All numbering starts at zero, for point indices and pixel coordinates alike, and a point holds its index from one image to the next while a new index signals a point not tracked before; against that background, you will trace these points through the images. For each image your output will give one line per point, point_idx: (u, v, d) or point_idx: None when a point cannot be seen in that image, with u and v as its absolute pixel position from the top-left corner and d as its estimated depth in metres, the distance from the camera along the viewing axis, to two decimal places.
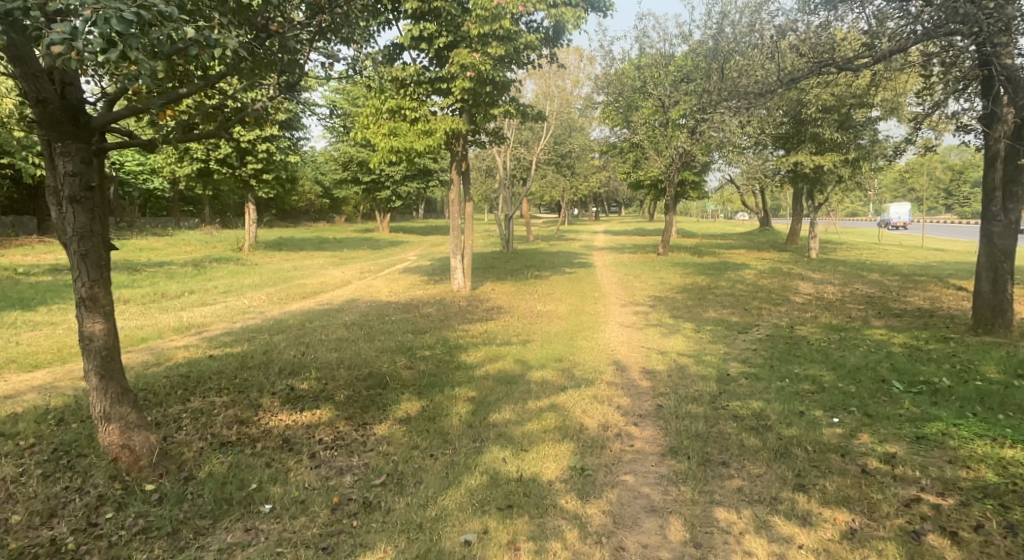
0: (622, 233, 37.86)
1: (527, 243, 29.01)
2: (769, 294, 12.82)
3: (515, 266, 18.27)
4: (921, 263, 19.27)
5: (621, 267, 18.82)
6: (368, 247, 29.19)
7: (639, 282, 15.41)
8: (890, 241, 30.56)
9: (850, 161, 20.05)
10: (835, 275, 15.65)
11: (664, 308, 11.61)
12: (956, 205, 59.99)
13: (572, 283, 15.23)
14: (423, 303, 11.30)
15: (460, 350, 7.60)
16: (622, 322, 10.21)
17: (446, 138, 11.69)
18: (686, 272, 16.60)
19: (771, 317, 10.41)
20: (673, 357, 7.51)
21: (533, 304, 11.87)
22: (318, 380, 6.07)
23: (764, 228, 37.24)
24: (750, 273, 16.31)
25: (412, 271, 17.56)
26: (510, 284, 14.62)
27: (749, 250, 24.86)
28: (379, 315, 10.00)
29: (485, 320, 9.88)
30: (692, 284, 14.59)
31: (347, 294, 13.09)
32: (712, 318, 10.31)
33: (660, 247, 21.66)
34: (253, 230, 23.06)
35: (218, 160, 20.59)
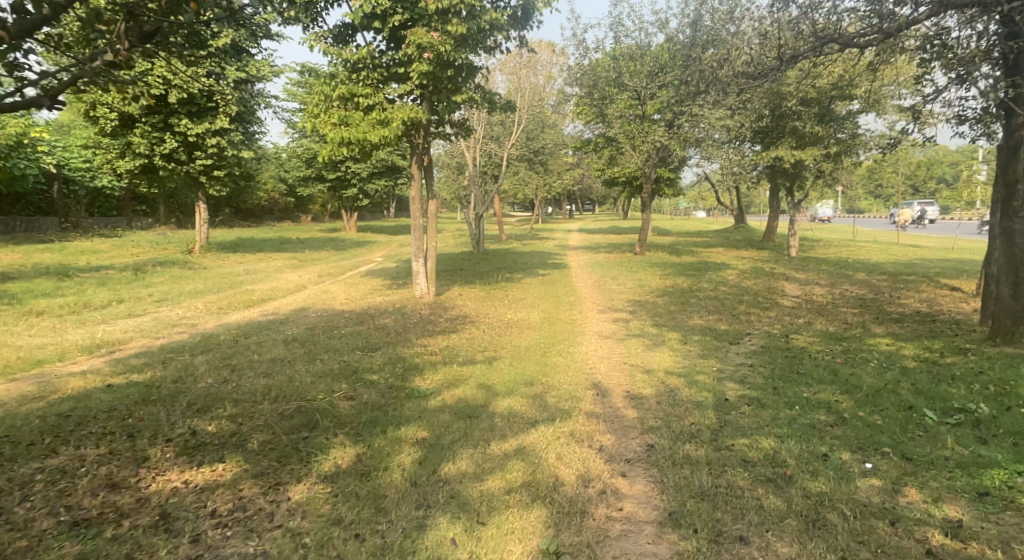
0: (597, 231, 37.07)
1: (499, 242, 27.98)
2: (756, 297, 11.97)
3: (486, 267, 17.21)
4: (903, 260, 18.71)
5: (596, 268, 17.87)
6: (332, 247, 27.82)
7: (616, 284, 14.46)
8: (866, 238, 30.22)
9: (830, 156, 19.44)
10: (820, 275, 14.92)
11: (645, 314, 10.66)
12: (925, 201, 60.56)
13: (545, 287, 14.21)
14: (380, 313, 10.16)
15: (414, 371, 6.51)
16: (601, 332, 9.21)
17: (404, 129, 10.58)
18: (665, 273, 15.73)
19: (762, 324, 9.53)
20: (661, 377, 6.53)
21: (502, 311, 10.81)
22: (231, 418, 4.94)
23: (739, 225, 36.80)
24: (732, 273, 15.49)
25: (375, 274, 16.38)
26: (479, 288, 13.55)
27: (728, 248, 24.15)
28: (327, 328, 8.84)
29: (447, 332, 8.80)
30: (673, 286, 13.69)
31: (298, 302, 11.87)
32: (699, 325, 9.38)
33: (637, 246, 20.79)
34: (205, 231, 21.57)
35: (164, 155, 19.12)
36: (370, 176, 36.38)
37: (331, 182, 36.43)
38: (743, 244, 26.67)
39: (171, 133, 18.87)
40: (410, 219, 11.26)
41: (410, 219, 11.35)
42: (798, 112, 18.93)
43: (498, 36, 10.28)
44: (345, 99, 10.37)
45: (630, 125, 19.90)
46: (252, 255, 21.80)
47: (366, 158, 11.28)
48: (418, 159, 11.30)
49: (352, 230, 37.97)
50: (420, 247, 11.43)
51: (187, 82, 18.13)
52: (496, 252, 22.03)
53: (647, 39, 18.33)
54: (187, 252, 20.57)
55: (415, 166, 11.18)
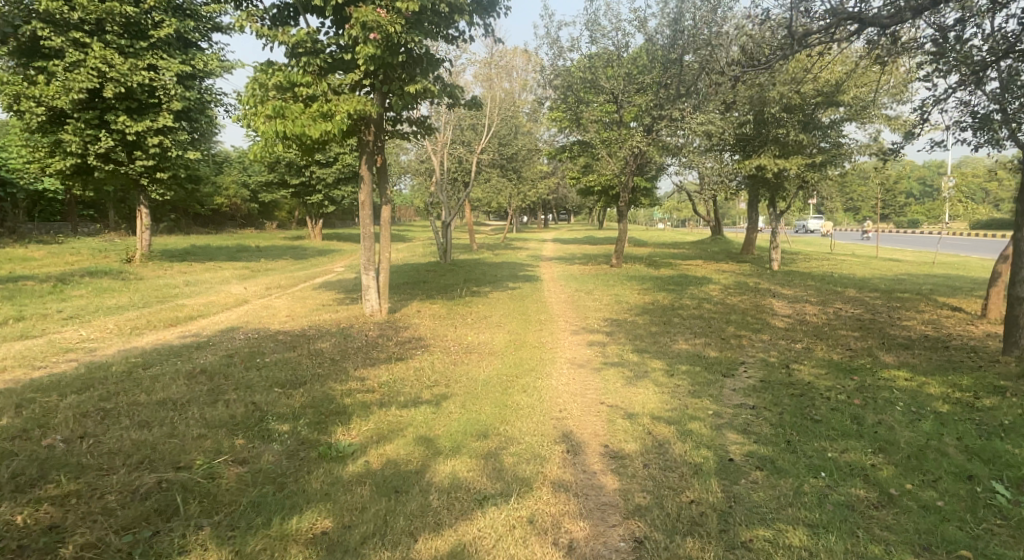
0: (572, 241, 36.01)
1: (469, 253, 26.65)
2: (745, 317, 10.88)
3: (451, 280, 15.87)
4: (890, 276, 17.91)
5: (570, 281, 16.69)
6: (291, 256, 26.21)
7: (591, 300, 13.26)
8: (844, 251, 29.58)
9: (813, 166, 18.61)
10: (807, 292, 13.95)
11: (623, 337, 9.48)
12: (896, 214, 60.94)
13: (514, 303, 12.95)
14: (322, 334, 8.82)
15: (339, 417, 5.20)
16: (573, 359, 7.97)
17: (351, 124, 9.29)
18: (644, 288, 14.63)
19: (756, 350, 8.41)
20: (646, 424, 5.33)
21: (463, 333, 9.52)
22: (61, 501, 3.56)
23: (715, 237, 36.09)
24: (715, 288, 14.43)
25: (328, 287, 14.92)
26: (441, 304, 12.23)
27: (706, 260, 23.20)
28: (251, 354, 7.48)
29: (394, 360, 7.48)
30: (653, 303, 12.54)
31: (232, 319, 10.45)
32: (685, 352, 8.23)
33: (613, 257, 19.68)
34: (147, 238, 19.84)
35: (99, 155, 17.47)
36: (335, 182, 34.78)
37: (295, 187, 34.81)
38: (721, 256, 25.78)
39: (107, 131, 17.22)
40: (360, 227, 9.87)
41: (360, 227, 9.95)
42: (780, 119, 18.07)
43: (459, 21, 9.09)
44: (281, 88, 9.04)
45: (606, 130, 18.87)
46: (201, 265, 20.19)
47: (308, 157, 9.95)
48: (368, 159, 9.89)
49: (317, 238, 36.31)
50: (371, 258, 10.04)
51: (126, 75, 16.61)
52: (464, 263, 20.72)
53: (624, 39, 17.29)
54: (126, 261, 18.88)
55: (364, 167, 9.78)
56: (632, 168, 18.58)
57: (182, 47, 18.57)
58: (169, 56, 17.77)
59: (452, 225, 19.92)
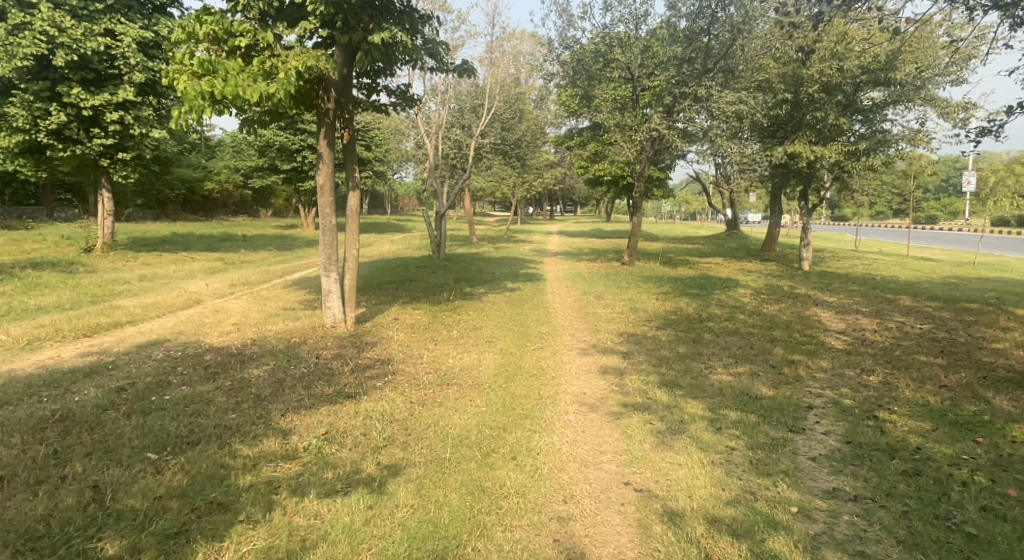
0: (579, 234, 34.02)
1: (468, 246, 24.66)
2: (790, 334, 8.91)
3: (440, 279, 13.89)
4: (939, 280, 15.84)
5: (577, 281, 14.76)
6: (276, 247, 24.35)
7: (602, 307, 11.31)
8: (870, 249, 27.47)
9: (851, 154, 16.53)
10: (853, 300, 11.97)
11: (645, 359, 7.53)
12: (915, 210, 58.53)
13: (510, 308, 11.02)
14: (262, 354, 6.94)
15: (219, 518, 3.34)
16: (581, 397, 6.04)
17: (305, 87, 7.34)
18: (663, 292, 12.67)
19: (820, 386, 6.46)
20: (698, 537, 3.47)
21: (443, 352, 7.61)
22: None
23: (731, 231, 33.97)
24: (746, 294, 12.45)
25: (300, 285, 12.98)
26: (423, 310, 10.32)
27: (726, 258, 21.20)
28: (151, 387, 5.57)
29: (341, 396, 5.58)
30: (676, 312, 10.57)
31: (165, 328, 8.56)
32: (729, 387, 6.29)
33: (625, 254, 17.71)
34: (109, 225, 17.93)
35: (51, 132, 15.54)
36: None
37: (286, 173, 32.93)
38: (740, 254, 23.70)
39: (59, 104, 15.28)
40: (319, 219, 7.94)
41: (320, 219, 7.97)
42: (817, 100, 15.85)
43: None
44: (213, 40, 7.06)
45: (619, 113, 16.84)
46: (171, 256, 18.38)
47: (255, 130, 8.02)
48: (330, 132, 7.81)
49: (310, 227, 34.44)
50: (334, 257, 8.13)
51: (79, 41, 14.66)
52: (460, 258, 18.79)
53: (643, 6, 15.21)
54: (87, 250, 17.07)
55: (323, 143, 7.74)
56: (649, 156, 16.56)
57: (145, 10, 16.62)
58: (129, 20, 15.80)
59: (447, 217, 17.98)
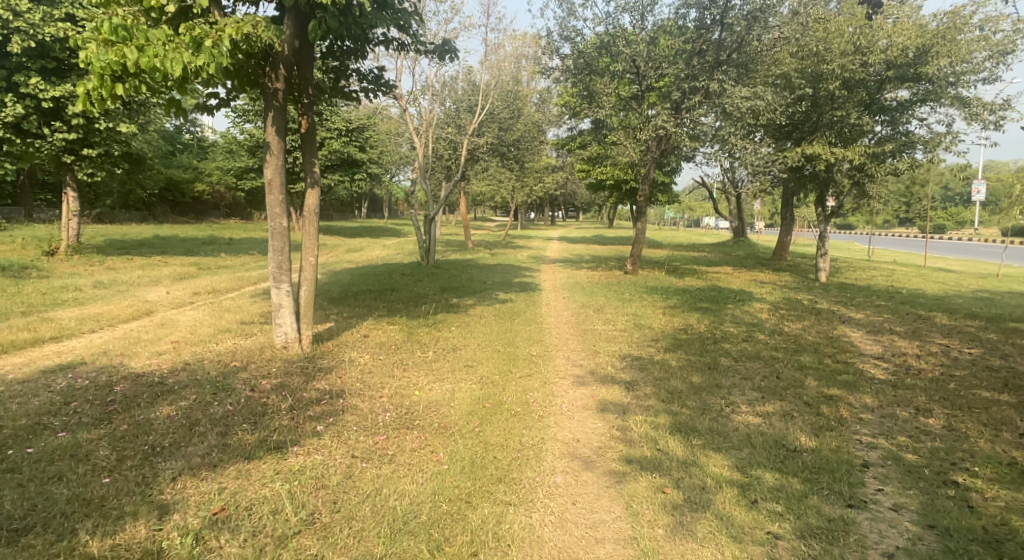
0: (581, 240, 32.85)
1: (463, 252, 23.43)
2: (821, 359, 7.66)
3: (425, 289, 12.66)
4: (970, 294, 14.59)
5: (575, 291, 13.53)
6: (260, 250, 23.18)
7: (602, 323, 10.06)
8: (884, 259, 26.24)
9: (874, 157, 15.30)
10: (883, 318, 10.74)
11: (652, 391, 6.28)
12: (923, 219, 57.28)
13: (498, 324, 9.75)
14: (186, 384, 5.72)
15: None
16: (573, 446, 4.77)
17: (244, 60, 6.08)
18: (670, 306, 11.44)
19: (872, 433, 5.23)
20: None
21: (411, 380, 6.36)
22: None
23: (738, 239, 32.76)
24: (762, 310, 11.22)
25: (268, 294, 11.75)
26: (398, 326, 9.08)
27: (735, 267, 19.99)
28: (18, 433, 4.36)
29: (263, 446, 4.33)
30: (686, 331, 9.33)
31: (91, 346, 7.34)
32: (758, 435, 5.05)
33: (628, 262, 16.47)
34: (74, 226, 16.73)
35: (8, 126, 14.33)
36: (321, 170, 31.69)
37: None
38: (749, 263, 22.46)
39: (16, 95, 13.96)
40: (267, 221, 6.68)
41: (269, 222, 6.71)
42: (838, 97, 14.59)
43: None
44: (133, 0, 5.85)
45: (622, 110, 15.63)
46: (142, 260, 17.20)
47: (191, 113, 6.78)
48: (280, 117, 6.56)
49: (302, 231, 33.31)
50: (286, 266, 6.85)
51: (37, 26, 13.51)
52: (452, 265, 17.57)
53: None
54: (49, 253, 15.89)
55: (271, 130, 6.49)
56: (655, 156, 15.34)
57: None
58: None
59: (438, 221, 16.78)
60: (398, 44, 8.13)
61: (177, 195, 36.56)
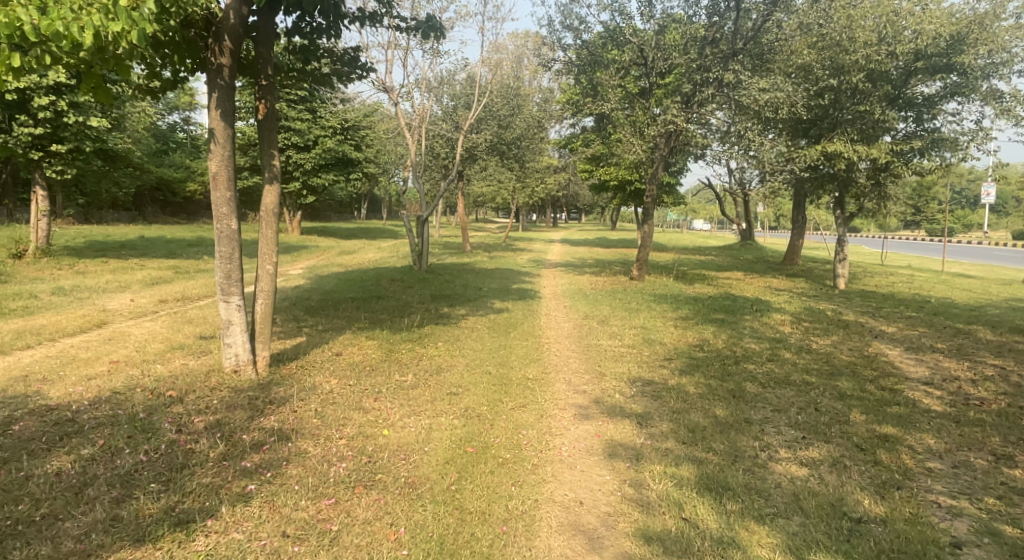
0: (583, 243, 31.80)
1: (461, 255, 22.40)
2: (863, 385, 6.59)
3: (414, 297, 11.61)
4: (1004, 303, 13.51)
5: (578, 300, 12.48)
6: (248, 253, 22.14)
7: (607, 337, 9.00)
8: (899, 263, 25.29)
9: (897, 154, 14.27)
10: (918, 332, 9.69)
11: (670, 429, 5.21)
12: (931, 223, 56.16)
13: (490, 338, 8.69)
14: (100, 422, 4.68)
15: None
16: (575, 515, 3.75)
17: (177, 26, 5.03)
18: (682, 317, 10.38)
19: (951, 492, 4.16)
20: None
21: (380, 414, 5.30)
22: None
23: (745, 243, 31.69)
24: (783, 322, 10.17)
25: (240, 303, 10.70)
26: (377, 342, 8.01)
27: (745, 273, 18.90)
28: None
29: (166, 522, 3.31)
30: (702, 347, 8.28)
31: (13, 368, 6.30)
32: (809, 499, 3.98)
33: (633, 267, 15.39)
34: (44, 227, 15.70)
35: None
36: (315, 169, 30.71)
37: None
38: (759, 267, 21.41)
39: None
40: (213, 223, 5.64)
41: (216, 224, 5.65)
42: (861, 91, 13.56)
43: None
44: None
45: (629, 105, 14.60)
46: (117, 263, 16.21)
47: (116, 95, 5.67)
48: (227, 98, 5.50)
49: (297, 231, 32.30)
50: (236, 276, 5.78)
51: None
52: (446, 269, 16.54)
53: None
54: (16, 255, 14.89)
55: (215, 114, 5.43)
56: (664, 156, 14.29)
57: None
58: None
59: (431, 222, 15.70)
60: (371, 21, 7.11)
61: (169, 194, 35.62)
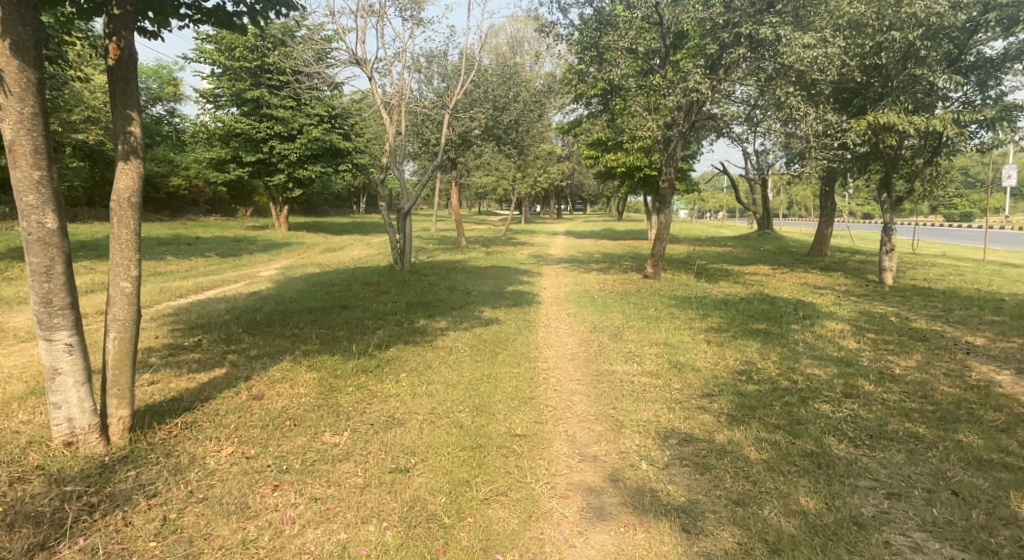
0: (590, 235, 29.74)
1: (455, 251, 20.45)
2: (1000, 443, 4.55)
3: (387, 307, 9.61)
4: None
5: (584, 306, 10.45)
6: (222, 252, 20.26)
7: (622, 360, 6.98)
8: (932, 252, 23.14)
9: (957, 125, 12.15)
10: (1019, 345, 7.61)
11: (737, 546, 3.27)
12: (951, 209, 53.65)
13: (470, 366, 6.68)
14: None
15: None
16: None
17: None
18: (714, 329, 8.33)
19: None
20: None
21: (273, 525, 3.34)
22: None
23: (763, 232, 29.50)
24: (843, 335, 8.10)
25: (171, 319, 8.74)
26: (316, 376, 6.00)
27: (772, 267, 16.82)
28: None
29: None
30: (749, 376, 6.26)
31: None
32: None
33: (647, 263, 13.35)
34: None
35: None
36: (301, 161, 28.73)
37: (252, 165, 28.69)
38: (785, 260, 19.30)
39: None
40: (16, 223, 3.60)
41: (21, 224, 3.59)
42: (917, 51, 11.42)
43: None
44: None
45: (641, 74, 12.52)
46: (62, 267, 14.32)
47: None
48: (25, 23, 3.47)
49: (283, 227, 30.39)
50: (62, 303, 3.77)
51: None
52: (433, 268, 14.57)
53: None
54: None
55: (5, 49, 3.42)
56: (684, 133, 12.16)
57: None
58: None
59: (413, 215, 13.64)
60: None
61: (151, 191, 33.82)
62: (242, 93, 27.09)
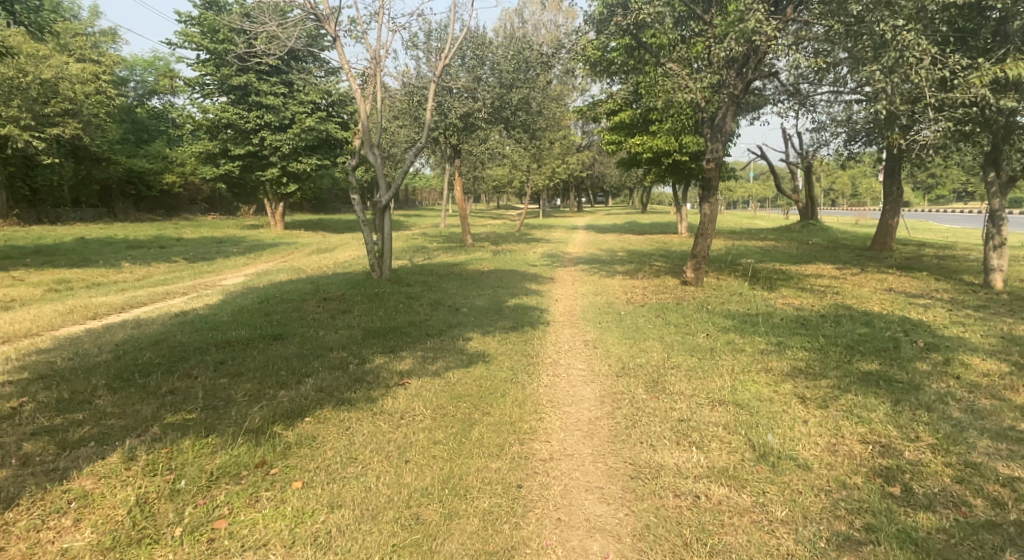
0: (612, 230, 27.03)
1: (458, 251, 17.86)
2: None
3: (336, 336, 7.03)
4: None
5: (608, 328, 7.76)
6: (196, 255, 17.98)
7: (671, 441, 4.28)
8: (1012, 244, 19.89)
9: None
10: None
11: None
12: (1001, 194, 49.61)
13: (421, 459, 4.06)
14: None
15: None
16: None
17: None
18: (804, 374, 5.55)
19: None
20: None
21: None
22: None
23: (806, 223, 26.42)
24: (1009, 383, 5.25)
25: (28, 361, 6.27)
26: (132, 497, 3.40)
27: (834, 266, 13.94)
28: None
29: None
30: (901, 490, 3.52)
31: None
32: None
33: (688, 265, 10.57)
34: None
35: None
36: (295, 153, 26.39)
37: (243, 159, 26.41)
38: (845, 256, 16.38)
39: None
40: None
41: None
42: None
43: None
44: None
45: (678, 21, 9.68)
46: None
47: None
48: None
49: (279, 226, 28.20)
50: None
51: None
52: (421, 274, 11.96)
53: None
54: None
55: None
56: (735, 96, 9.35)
57: None
58: None
59: (392, 208, 11.01)
60: None
61: (144, 189, 31.86)
62: (229, 79, 24.78)
